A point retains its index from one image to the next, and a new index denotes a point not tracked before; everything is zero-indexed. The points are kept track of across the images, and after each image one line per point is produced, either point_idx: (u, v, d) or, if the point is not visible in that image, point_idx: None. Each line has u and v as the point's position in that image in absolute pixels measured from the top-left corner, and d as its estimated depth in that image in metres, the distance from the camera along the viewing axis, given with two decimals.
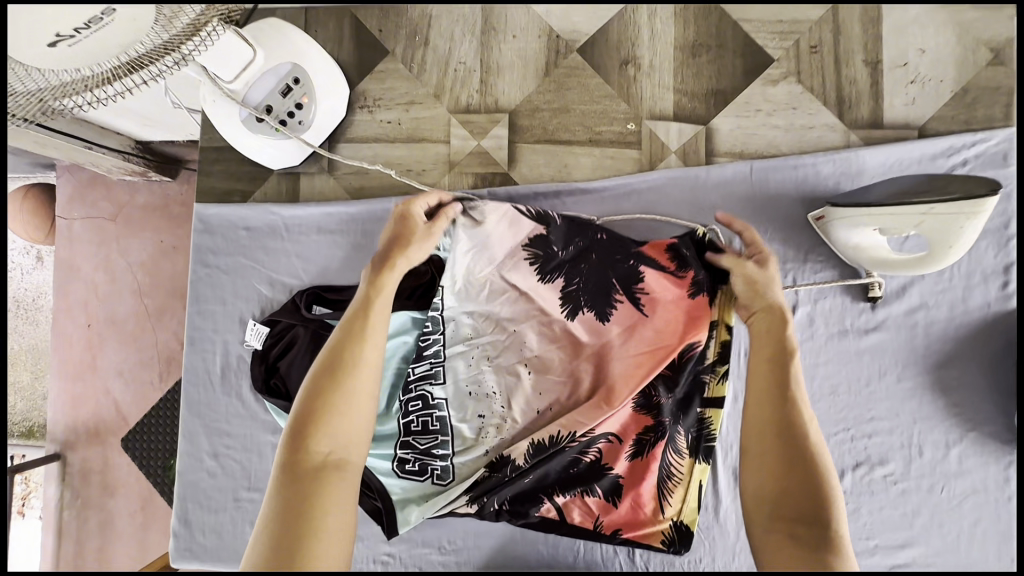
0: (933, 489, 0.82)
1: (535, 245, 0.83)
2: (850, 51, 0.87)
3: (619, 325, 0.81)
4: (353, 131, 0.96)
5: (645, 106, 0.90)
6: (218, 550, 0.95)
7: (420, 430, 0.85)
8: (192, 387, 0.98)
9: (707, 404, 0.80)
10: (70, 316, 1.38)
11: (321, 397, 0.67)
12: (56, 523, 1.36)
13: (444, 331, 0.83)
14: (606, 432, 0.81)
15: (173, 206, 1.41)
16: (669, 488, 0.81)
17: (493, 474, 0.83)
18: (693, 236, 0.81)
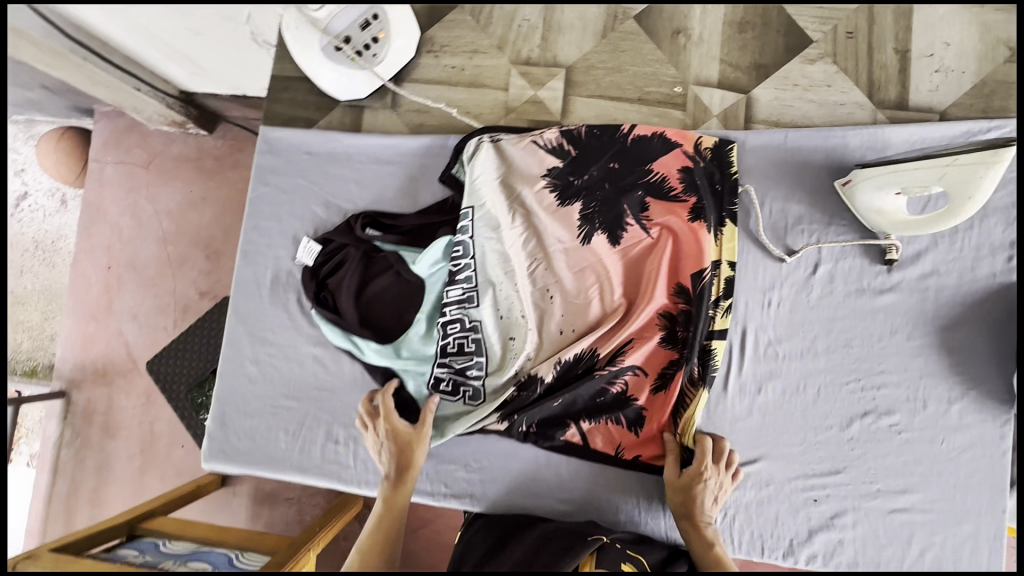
0: (934, 441, 0.88)
1: (554, 175, 0.96)
2: (882, 39, 0.95)
3: (631, 248, 0.94)
4: (417, 72, 1.03)
5: (692, 72, 0.98)
6: (250, 453, 0.99)
7: (455, 350, 0.94)
8: (240, 297, 1.03)
9: (713, 337, 0.90)
10: (92, 257, 1.58)
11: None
12: (53, 461, 1.49)
13: (473, 257, 0.94)
14: (633, 364, 0.91)
15: (206, 158, 1.61)
16: (682, 413, 0.90)
17: (521, 394, 0.92)
18: (698, 174, 0.93)
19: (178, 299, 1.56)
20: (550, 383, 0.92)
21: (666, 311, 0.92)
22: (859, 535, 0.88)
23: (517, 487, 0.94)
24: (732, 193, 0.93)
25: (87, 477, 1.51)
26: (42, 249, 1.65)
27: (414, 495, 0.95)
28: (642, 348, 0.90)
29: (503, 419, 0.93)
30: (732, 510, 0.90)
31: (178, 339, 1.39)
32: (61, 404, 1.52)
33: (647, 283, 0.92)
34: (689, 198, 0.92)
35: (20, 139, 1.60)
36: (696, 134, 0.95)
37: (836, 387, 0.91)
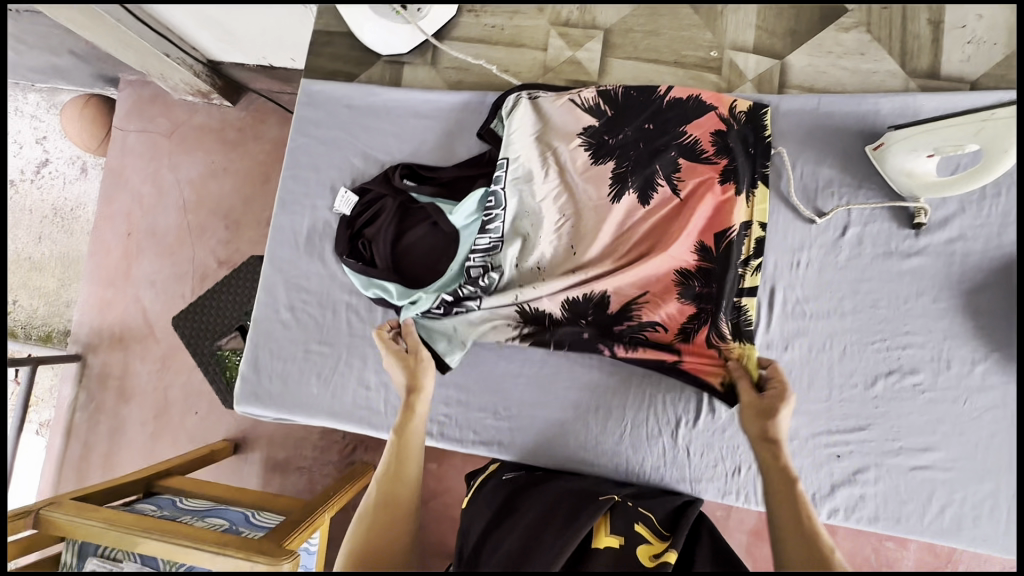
0: (957, 401, 0.90)
1: (589, 134, 0.96)
2: (916, 11, 0.98)
3: (658, 208, 0.93)
4: (457, 31, 1.05)
5: (728, 37, 1.00)
6: (281, 396, 1.00)
7: (471, 278, 0.95)
8: (276, 244, 1.04)
9: (743, 294, 0.92)
10: (113, 224, 1.66)
11: (376, 528, 0.74)
12: (68, 424, 1.58)
13: (504, 208, 0.94)
14: (655, 320, 0.93)
15: (227, 129, 1.68)
16: (722, 363, 0.90)
17: (528, 325, 0.97)
18: (731, 138, 0.94)
19: (196, 267, 1.63)
20: (563, 321, 0.95)
21: (684, 268, 0.92)
22: (881, 491, 0.90)
23: (543, 439, 0.96)
24: (766, 155, 0.94)
25: (101, 440, 1.57)
26: (61, 216, 1.72)
27: (443, 442, 0.98)
28: (659, 299, 0.92)
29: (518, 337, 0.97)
30: (757, 463, 0.92)
31: (203, 296, 1.41)
32: (77, 367, 1.61)
33: (670, 241, 0.91)
34: (720, 160, 0.93)
35: (44, 109, 1.71)
36: (732, 98, 0.96)
37: (861, 346, 0.93)
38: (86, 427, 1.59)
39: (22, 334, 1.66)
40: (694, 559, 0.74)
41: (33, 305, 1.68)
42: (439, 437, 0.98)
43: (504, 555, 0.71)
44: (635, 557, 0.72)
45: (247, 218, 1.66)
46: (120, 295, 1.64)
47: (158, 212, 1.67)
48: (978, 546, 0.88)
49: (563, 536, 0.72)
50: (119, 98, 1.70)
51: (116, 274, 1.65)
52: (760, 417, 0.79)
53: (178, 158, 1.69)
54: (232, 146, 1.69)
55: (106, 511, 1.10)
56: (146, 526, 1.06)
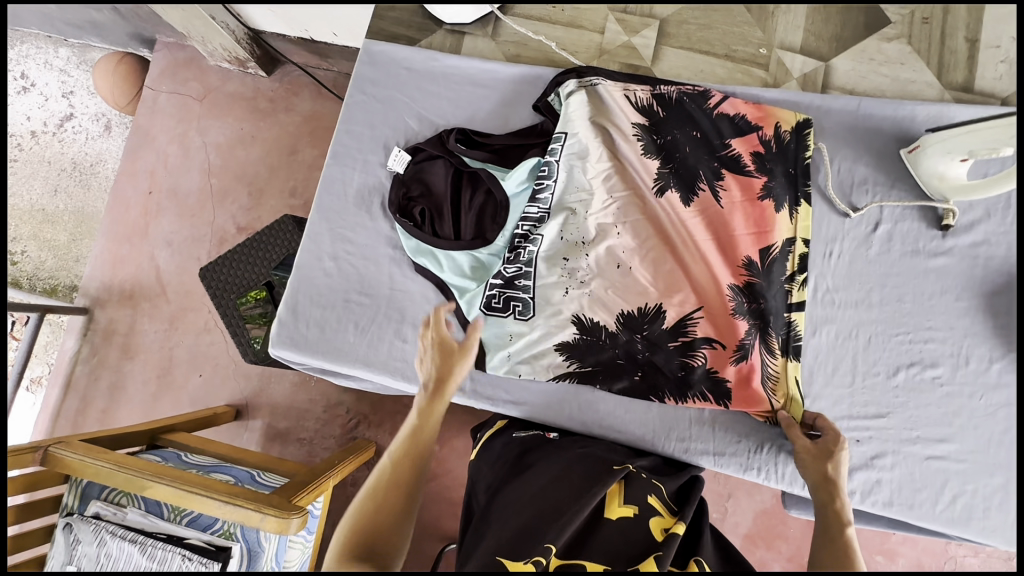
0: (973, 396, 0.94)
1: (641, 129, 0.99)
2: (954, 28, 1.04)
3: (700, 218, 0.97)
4: (520, 7, 1.09)
5: (776, 38, 1.06)
6: (316, 343, 1.02)
7: (510, 258, 0.98)
8: (325, 195, 1.06)
9: (791, 309, 0.95)
10: (136, 180, 1.67)
11: (376, 510, 0.70)
12: (68, 376, 1.58)
13: (556, 179, 0.98)
14: (708, 338, 0.94)
15: (263, 97, 1.70)
16: (770, 386, 0.93)
17: (584, 335, 0.97)
18: (771, 158, 0.97)
19: (216, 230, 1.64)
20: (615, 332, 0.97)
21: (735, 282, 0.95)
22: (896, 477, 0.92)
23: (570, 405, 0.98)
24: (806, 175, 0.97)
25: (99, 396, 1.56)
26: (79, 169, 1.72)
27: (475, 398, 0.99)
28: (710, 317, 0.95)
29: (560, 351, 0.98)
30: (777, 443, 0.94)
31: (228, 252, 1.42)
32: (83, 320, 1.60)
33: (716, 258, 0.95)
34: (761, 177, 0.96)
35: (74, 64, 1.73)
36: (778, 115, 0.98)
37: (885, 337, 0.96)
38: (86, 383, 1.57)
39: (23, 286, 1.63)
40: (702, 536, 0.72)
41: (42, 257, 1.66)
42: (471, 394, 1.00)
43: (515, 508, 0.72)
44: (649, 527, 0.71)
45: (270, 185, 1.67)
46: (136, 252, 1.64)
47: (182, 172, 1.68)
48: (986, 537, 0.90)
49: (574, 497, 0.73)
50: (154, 59, 1.72)
51: (134, 231, 1.66)
52: (817, 458, 0.83)
53: (207, 122, 1.71)
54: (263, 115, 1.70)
55: (115, 453, 1.08)
56: (151, 471, 1.03)
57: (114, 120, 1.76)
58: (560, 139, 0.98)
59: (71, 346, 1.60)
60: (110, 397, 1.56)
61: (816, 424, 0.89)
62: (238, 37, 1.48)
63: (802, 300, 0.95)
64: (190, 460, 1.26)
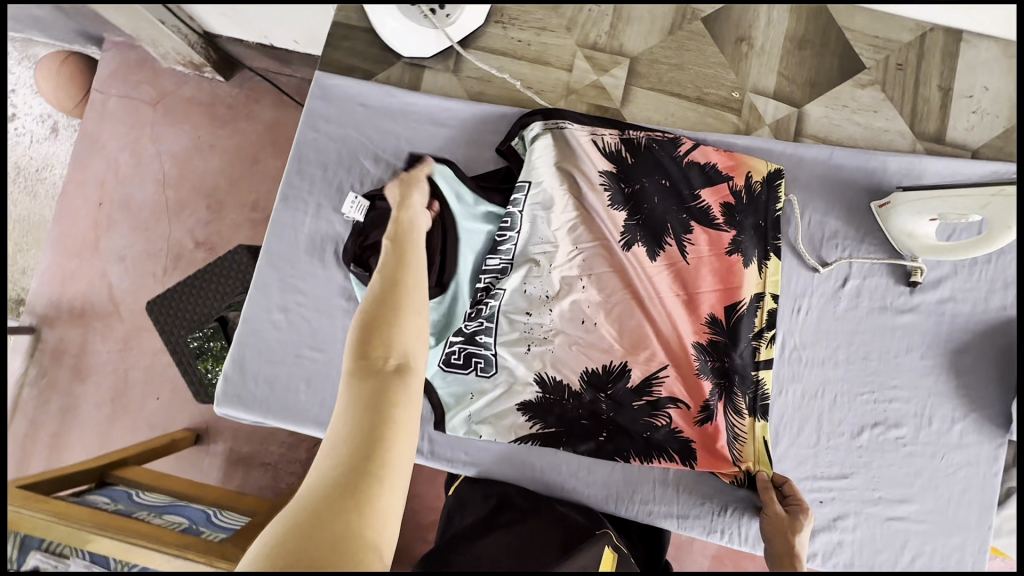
0: (935, 457, 0.93)
1: (608, 178, 0.93)
2: (929, 76, 1.01)
3: (665, 274, 0.92)
4: (483, 40, 1.02)
5: (750, 81, 1.01)
6: (265, 402, 0.96)
7: (471, 314, 0.93)
8: (274, 239, 0.99)
9: (758, 368, 0.91)
10: (84, 193, 1.56)
11: (381, 317, 0.69)
12: (14, 400, 1.47)
13: (518, 232, 0.92)
14: (675, 399, 0.91)
15: (221, 105, 1.57)
16: (737, 445, 0.90)
17: (547, 395, 0.93)
18: (742, 210, 0.92)
19: (172, 247, 1.54)
20: (578, 391, 0.93)
21: (699, 340, 0.92)
22: (858, 538, 0.92)
23: (531, 462, 0.95)
24: (776, 227, 0.93)
25: (50, 420, 1.47)
26: (24, 174, 1.59)
27: (433, 461, 0.95)
28: (676, 377, 0.91)
29: (523, 410, 0.94)
30: (739, 503, 0.92)
31: (177, 284, 1.36)
32: (30, 340, 1.50)
33: (679, 315, 0.92)
34: (731, 230, 0.91)
35: (13, 60, 1.52)
36: (750, 164, 0.93)
37: (851, 397, 0.95)
38: (35, 405, 1.47)
39: None
40: None
41: None
42: (429, 456, 0.95)
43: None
44: None
45: (231, 199, 1.56)
46: (86, 271, 1.53)
47: (135, 185, 1.57)
48: None
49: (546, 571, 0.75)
50: (102, 60, 1.55)
51: (83, 248, 1.55)
52: (782, 531, 0.82)
53: (162, 130, 1.58)
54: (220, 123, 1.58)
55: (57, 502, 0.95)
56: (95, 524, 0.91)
57: (61, 122, 1.62)
58: (522, 188, 0.92)
59: (18, 365, 1.49)
60: (61, 424, 1.46)
61: (785, 489, 0.87)
62: (192, 42, 1.34)
63: (770, 357, 0.92)
64: (142, 500, 1.16)
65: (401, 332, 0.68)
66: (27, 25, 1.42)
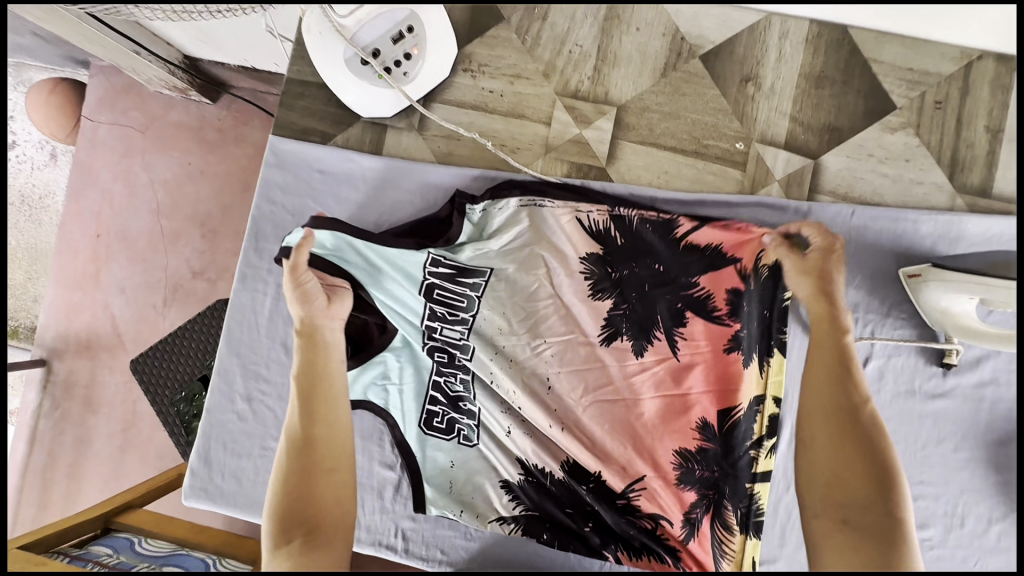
0: (967, 562, 0.82)
1: (591, 261, 0.81)
2: (974, 114, 0.85)
3: (650, 373, 0.78)
4: (450, 93, 0.92)
5: (757, 128, 0.88)
6: (234, 496, 0.92)
7: (450, 374, 0.84)
8: (234, 323, 0.94)
9: (756, 480, 0.78)
10: (81, 224, 1.38)
11: (299, 478, 0.72)
12: (31, 430, 1.35)
13: (474, 315, 0.81)
14: (659, 510, 0.77)
15: (211, 129, 1.36)
16: (725, 563, 0.77)
17: (528, 478, 0.82)
18: (750, 300, 0.78)
19: (169, 277, 1.36)
20: (553, 488, 0.81)
21: (684, 447, 0.76)
22: None
23: (513, 559, 0.89)
24: (782, 319, 0.78)
25: (66, 449, 1.33)
26: (29, 204, 1.45)
27: (407, 560, 0.90)
28: (659, 486, 0.76)
29: (504, 486, 0.84)
30: None
31: (167, 335, 1.20)
32: (42, 371, 1.36)
33: (665, 421, 0.77)
34: (733, 324, 0.77)
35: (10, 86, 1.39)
36: (764, 240, 0.79)
37: None
38: (50, 437, 1.34)
39: None
40: None
41: None
42: (403, 553, 0.90)
43: None
44: None
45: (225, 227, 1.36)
46: (88, 301, 1.37)
47: (131, 216, 1.38)
48: None
49: None
50: (91, 84, 1.38)
51: (84, 281, 1.39)
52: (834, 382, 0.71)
53: (153, 159, 1.39)
54: (212, 148, 1.38)
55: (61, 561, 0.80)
56: None
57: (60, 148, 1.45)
58: (480, 275, 0.81)
59: (32, 398, 1.36)
60: (76, 476, 1.32)
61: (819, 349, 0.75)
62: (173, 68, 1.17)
63: (769, 469, 0.78)
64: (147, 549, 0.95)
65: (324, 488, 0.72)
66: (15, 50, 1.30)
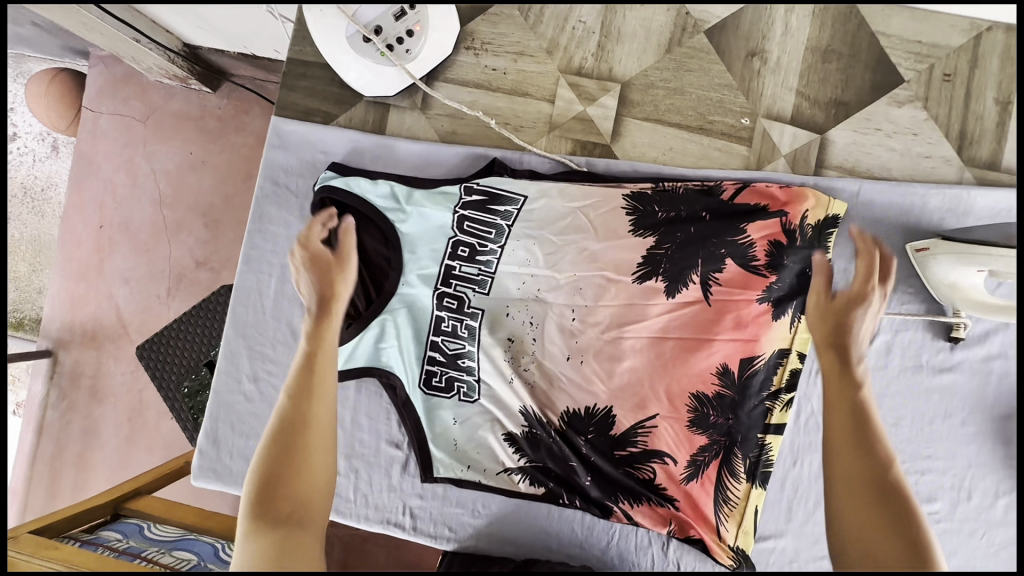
0: (973, 534, 0.82)
1: (632, 200, 0.83)
2: (983, 86, 0.84)
3: (680, 314, 0.75)
4: (454, 72, 0.91)
5: (763, 103, 0.87)
6: (243, 475, 0.92)
7: (449, 333, 0.84)
8: (239, 305, 0.94)
9: (767, 431, 0.81)
10: (84, 215, 1.38)
11: (286, 455, 0.68)
12: (39, 421, 1.36)
13: (503, 241, 0.83)
14: (665, 453, 0.78)
15: (210, 118, 1.35)
16: (724, 510, 0.82)
17: (529, 432, 0.83)
18: (792, 255, 0.76)
19: (172, 267, 1.36)
20: (554, 441, 0.81)
21: (701, 392, 0.76)
22: None
23: (521, 535, 0.89)
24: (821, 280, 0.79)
25: (74, 439, 1.34)
26: (31, 197, 1.43)
27: (416, 537, 0.91)
28: (669, 427, 0.77)
29: (508, 439, 0.85)
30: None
31: (176, 319, 1.20)
32: (48, 363, 1.37)
33: (686, 365, 0.75)
34: (769, 275, 0.75)
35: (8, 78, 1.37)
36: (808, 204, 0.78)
37: None
38: (59, 427, 1.35)
39: None
40: None
41: None
42: (411, 531, 0.91)
43: None
44: None
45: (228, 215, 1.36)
46: (92, 293, 1.37)
47: (133, 206, 1.37)
48: None
49: None
50: (91, 75, 1.37)
51: (89, 272, 1.38)
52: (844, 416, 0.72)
53: (155, 149, 1.38)
54: (213, 138, 1.37)
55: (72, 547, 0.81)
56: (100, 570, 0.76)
57: (61, 141, 1.44)
58: (513, 203, 0.84)
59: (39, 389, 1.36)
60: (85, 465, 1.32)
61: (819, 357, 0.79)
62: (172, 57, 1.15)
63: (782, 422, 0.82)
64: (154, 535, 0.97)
65: (306, 466, 0.68)
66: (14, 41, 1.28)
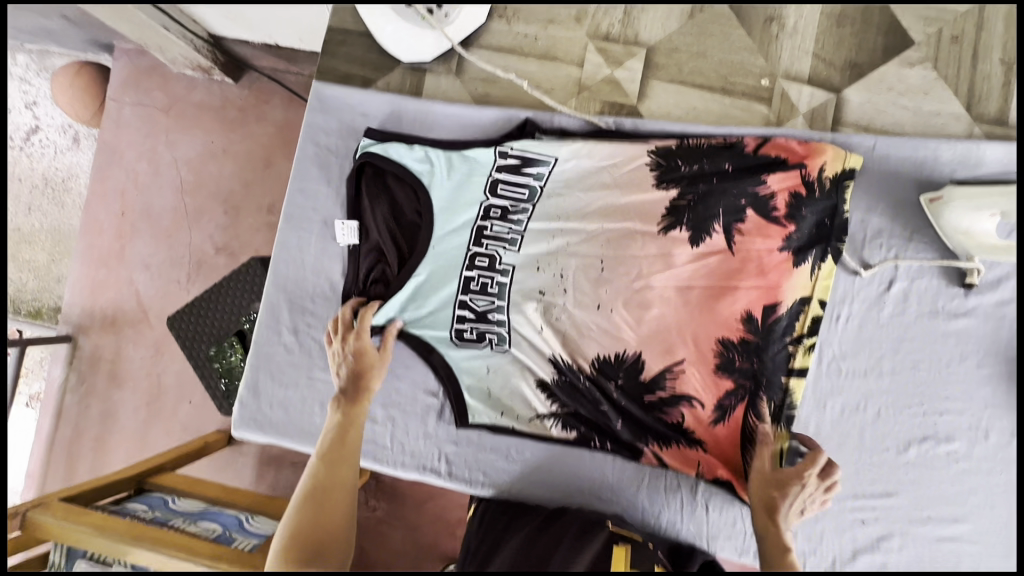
0: (992, 472, 0.85)
1: (658, 154, 0.86)
2: (989, 47, 0.89)
3: (703, 262, 0.80)
4: (487, 39, 0.96)
5: (781, 66, 0.92)
6: (283, 425, 0.95)
7: (478, 290, 0.88)
8: (281, 261, 0.98)
9: (791, 373, 0.81)
10: (105, 202, 1.35)
11: (313, 512, 0.72)
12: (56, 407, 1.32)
13: (535, 202, 0.87)
14: (688, 395, 0.82)
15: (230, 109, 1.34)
16: (752, 451, 0.81)
17: (561, 378, 0.86)
18: (812, 205, 0.79)
19: (191, 253, 1.34)
20: (586, 387, 0.85)
21: (726, 337, 0.80)
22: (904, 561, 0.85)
23: (553, 479, 0.92)
24: (841, 231, 0.81)
25: (91, 425, 1.31)
26: (52, 187, 1.43)
27: (451, 483, 0.93)
28: (696, 373, 0.82)
29: (542, 388, 0.88)
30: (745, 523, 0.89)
31: (205, 292, 1.20)
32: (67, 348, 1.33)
33: (707, 313, 0.80)
34: (790, 224, 0.78)
35: (34, 71, 1.37)
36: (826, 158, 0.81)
37: (895, 411, 0.88)
38: (76, 412, 1.32)
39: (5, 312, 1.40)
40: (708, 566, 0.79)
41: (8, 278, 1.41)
42: (447, 477, 0.93)
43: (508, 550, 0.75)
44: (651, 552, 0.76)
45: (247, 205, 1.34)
46: (111, 281, 1.34)
47: (155, 193, 1.36)
48: None
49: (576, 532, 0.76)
50: (116, 69, 1.37)
51: (109, 259, 1.36)
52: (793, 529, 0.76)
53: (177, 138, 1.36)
54: (235, 127, 1.34)
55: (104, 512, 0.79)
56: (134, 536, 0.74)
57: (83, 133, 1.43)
58: (546, 164, 0.88)
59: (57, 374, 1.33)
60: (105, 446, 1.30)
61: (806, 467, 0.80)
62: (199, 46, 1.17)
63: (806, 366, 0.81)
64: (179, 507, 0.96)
65: (330, 529, 0.71)
66: (40, 35, 1.27)
